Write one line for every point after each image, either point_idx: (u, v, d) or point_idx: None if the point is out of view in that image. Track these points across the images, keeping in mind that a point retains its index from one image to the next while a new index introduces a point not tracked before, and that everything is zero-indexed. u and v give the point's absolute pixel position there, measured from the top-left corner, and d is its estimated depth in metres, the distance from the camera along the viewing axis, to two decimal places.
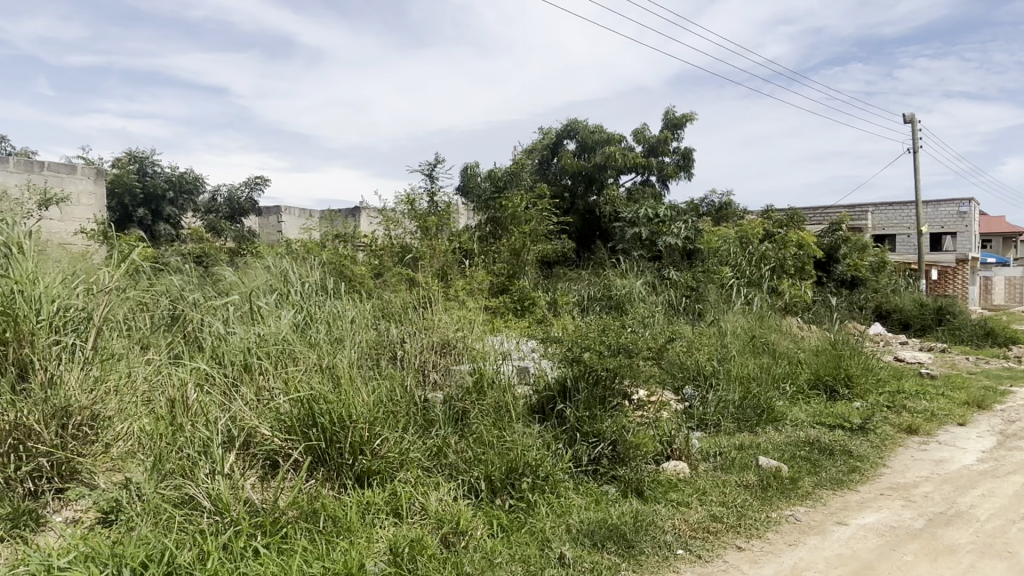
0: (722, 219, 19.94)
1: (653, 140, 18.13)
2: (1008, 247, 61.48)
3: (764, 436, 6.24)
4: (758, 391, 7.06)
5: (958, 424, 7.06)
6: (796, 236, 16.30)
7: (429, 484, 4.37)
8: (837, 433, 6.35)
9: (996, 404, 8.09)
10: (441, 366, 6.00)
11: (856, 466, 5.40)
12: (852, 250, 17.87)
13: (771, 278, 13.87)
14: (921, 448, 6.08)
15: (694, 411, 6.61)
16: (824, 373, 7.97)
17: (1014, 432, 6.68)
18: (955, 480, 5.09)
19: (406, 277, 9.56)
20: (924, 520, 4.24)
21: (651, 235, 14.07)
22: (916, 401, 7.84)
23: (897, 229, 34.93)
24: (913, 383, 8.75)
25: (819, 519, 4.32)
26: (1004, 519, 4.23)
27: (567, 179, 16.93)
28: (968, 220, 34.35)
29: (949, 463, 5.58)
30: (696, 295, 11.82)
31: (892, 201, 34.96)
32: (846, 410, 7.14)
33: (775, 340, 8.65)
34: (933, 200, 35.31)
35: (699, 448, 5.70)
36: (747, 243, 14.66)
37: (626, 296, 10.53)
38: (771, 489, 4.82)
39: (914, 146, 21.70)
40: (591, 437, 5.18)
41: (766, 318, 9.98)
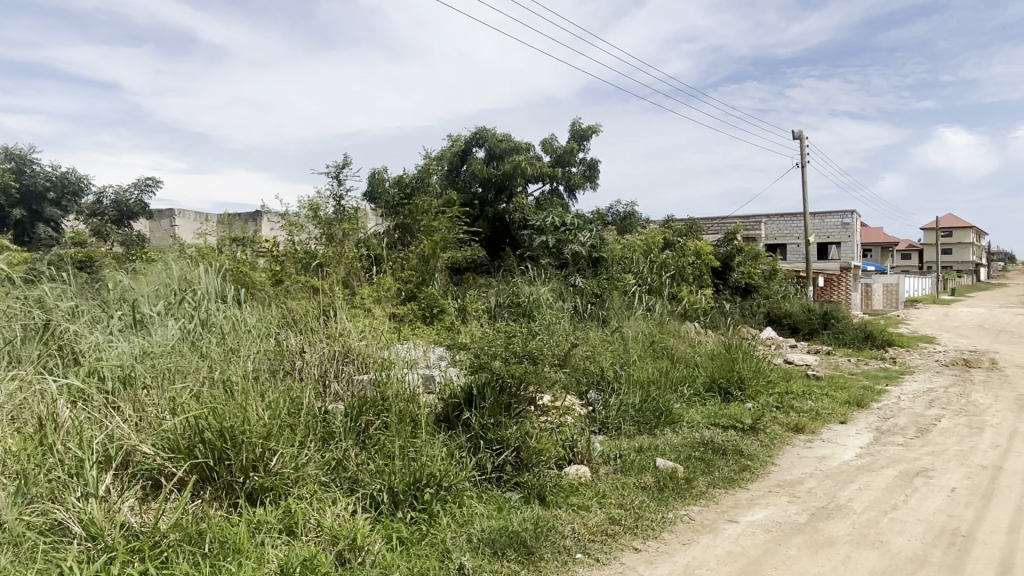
0: (626, 228, 20.55)
1: (561, 150, 18.47)
2: (886, 256, 66.62)
3: (663, 438, 6.42)
4: (657, 393, 7.27)
5: (839, 421, 7.52)
6: (695, 244, 17.00)
7: (327, 499, 4.21)
8: (730, 433, 6.63)
9: (872, 402, 8.69)
10: (344, 376, 5.83)
11: (746, 465, 5.63)
12: (746, 258, 18.82)
13: (671, 285, 14.40)
14: (806, 446, 6.43)
15: (597, 415, 6.74)
16: (719, 375, 8.30)
17: (888, 428, 7.18)
18: (835, 475, 5.40)
19: (309, 285, 9.27)
20: (807, 515, 4.47)
21: (558, 243, 14.24)
22: (802, 401, 8.31)
23: (787, 239, 37.12)
24: (801, 384, 9.28)
25: (711, 518, 4.47)
26: (878, 511, 4.52)
27: (476, 187, 16.97)
28: (850, 231, 36.94)
29: (831, 459, 5.93)
30: (601, 302, 12.10)
31: (783, 213, 37.16)
32: (739, 411, 7.47)
33: (674, 345, 8.96)
34: (820, 212, 37.77)
35: (600, 451, 5.81)
36: (650, 252, 15.16)
37: (533, 303, 10.65)
38: (667, 489, 4.96)
39: (802, 161, 23.12)
40: (495, 444, 5.17)
41: (666, 323, 10.34)
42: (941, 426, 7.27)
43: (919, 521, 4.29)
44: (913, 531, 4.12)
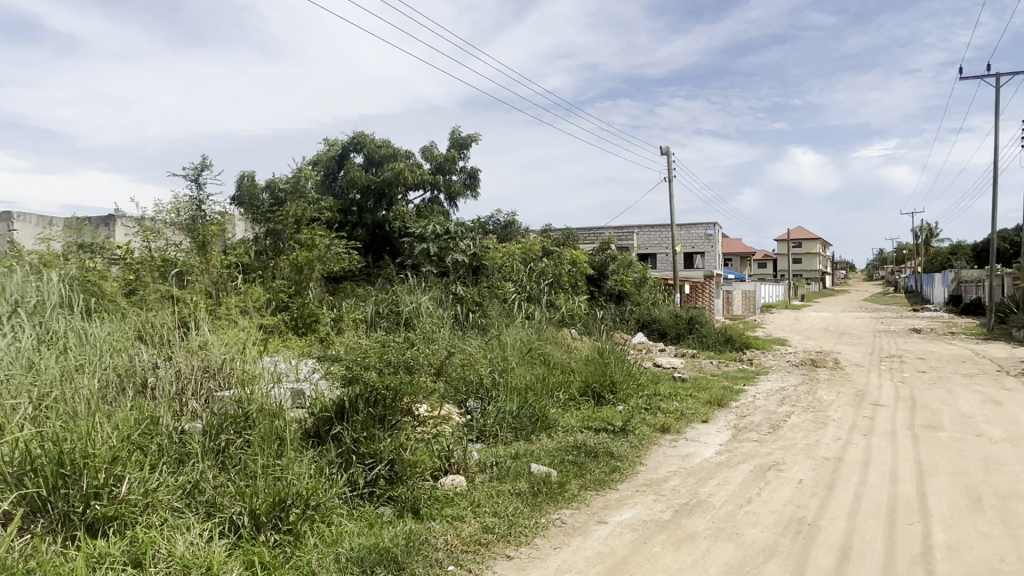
0: (506, 236, 20.83)
1: (441, 158, 18.42)
2: (745, 264, 71.90)
3: (538, 443, 6.52)
4: (534, 400, 7.37)
5: (701, 421, 7.96)
6: (571, 254, 17.45)
7: (180, 525, 3.90)
8: (602, 436, 6.83)
9: (732, 401, 9.28)
10: (203, 393, 5.45)
11: (616, 466, 5.82)
12: (619, 267, 19.60)
13: (548, 293, 14.74)
14: (671, 445, 6.75)
15: (474, 423, 6.72)
16: (593, 380, 8.56)
17: (744, 425, 7.67)
18: (697, 472, 5.70)
19: (168, 294, 8.63)
20: (671, 512, 4.67)
21: (440, 252, 14.05)
22: (668, 403, 8.72)
23: (657, 249, 39.08)
24: (668, 386, 9.76)
25: (583, 520, 4.57)
26: (734, 504, 4.80)
27: (355, 193, 16.55)
28: (714, 241, 39.47)
29: (693, 457, 6.24)
30: (480, 310, 12.14)
31: (653, 224, 39.09)
32: (611, 414, 7.73)
33: (551, 351, 9.12)
34: (687, 224, 40.10)
35: (476, 460, 5.79)
36: (529, 261, 15.51)
37: (412, 312, 10.50)
38: (541, 495, 5.02)
39: (670, 175, 24.45)
40: (367, 458, 5.02)
41: (544, 330, 10.53)
42: (790, 422, 7.88)
43: (770, 512, 4.60)
44: (765, 522, 4.41)
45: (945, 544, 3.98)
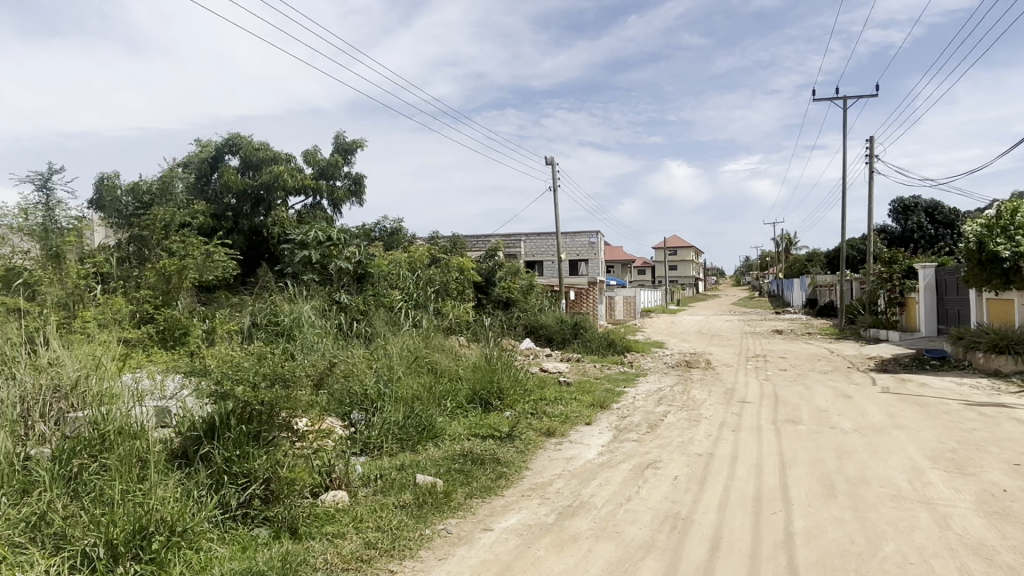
0: (393, 243, 20.56)
1: (324, 163, 17.92)
2: (626, 270, 74.92)
3: (424, 453, 6.43)
4: (420, 409, 7.24)
5: (585, 423, 8.17)
6: (458, 261, 17.44)
7: (23, 563, 3.51)
8: (489, 442, 6.84)
9: (613, 403, 9.59)
10: (53, 414, 4.94)
11: (502, 472, 5.84)
12: (506, 274, 19.79)
13: (435, 301, 14.67)
14: (556, 448, 6.87)
15: (358, 436, 6.52)
16: (480, 387, 8.57)
17: (625, 426, 7.95)
18: (580, 474, 5.83)
19: (13, 307, 7.80)
20: (554, 514, 4.74)
21: (322, 259, 13.55)
22: (553, 407, 8.89)
23: (544, 257, 39.94)
24: (553, 390, 9.94)
25: (468, 529, 4.54)
26: (614, 503, 4.94)
27: (230, 198, 15.72)
28: (597, 249, 40.84)
29: (576, 459, 6.38)
30: (365, 320, 11.87)
31: (540, 232, 39.91)
32: (498, 420, 7.76)
33: (438, 359, 9.04)
34: (571, 232, 41.23)
35: (359, 474, 5.63)
36: (415, 269, 15.35)
37: (292, 322, 10.09)
38: (426, 506, 4.94)
39: (554, 184, 25.05)
40: (240, 478, 4.74)
41: (431, 338, 10.43)
42: (666, 421, 8.24)
43: (648, 509, 4.77)
44: (643, 519, 4.56)
45: (804, 530, 4.28)
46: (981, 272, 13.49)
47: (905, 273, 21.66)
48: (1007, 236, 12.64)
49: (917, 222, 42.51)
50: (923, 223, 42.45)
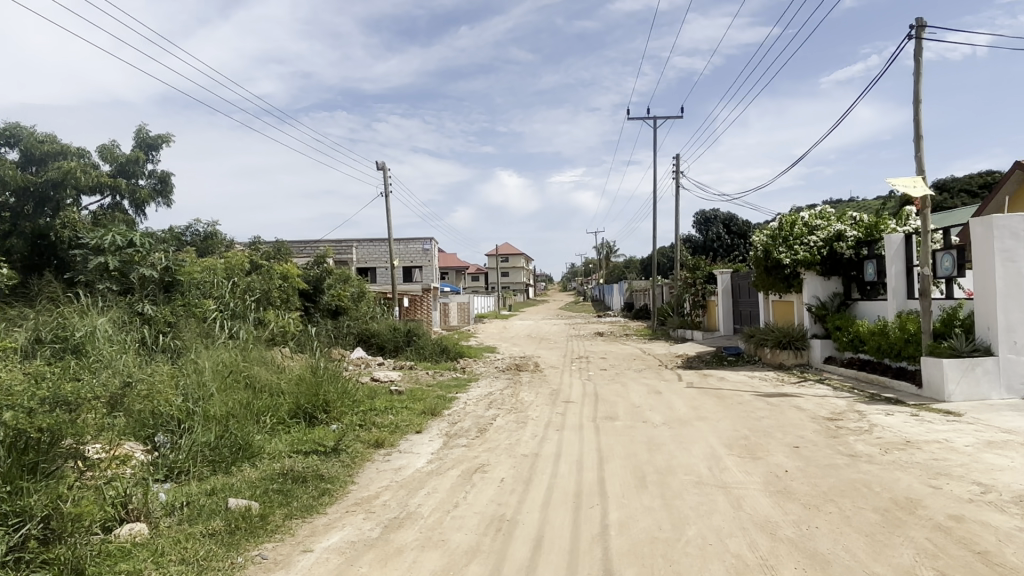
0: (208, 249, 19.20)
1: (124, 160, 16.35)
2: (460, 277, 76.00)
3: (239, 475, 5.99)
4: (236, 427, 6.74)
5: (415, 431, 8.08)
6: (281, 268, 16.50)
7: None
8: (311, 459, 6.52)
9: (445, 410, 9.60)
10: None
11: (326, 488, 5.59)
12: (336, 281, 18.97)
13: (256, 310, 13.93)
14: (384, 459, 6.71)
15: (162, 462, 5.91)
16: (305, 401, 8.14)
17: (454, 432, 7.97)
18: (408, 484, 5.74)
19: None
20: (379, 528, 4.61)
21: (121, 265, 11.93)
22: (383, 417, 8.69)
23: (376, 263, 39.28)
24: (383, 400, 9.71)
25: (286, 553, 4.28)
26: (442, 511, 4.92)
27: (7, 196, 13.76)
28: (431, 256, 41.00)
29: (405, 469, 6.28)
30: (174, 332, 10.90)
31: (371, 238, 39.40)
32: (323, 435, 7.44)
33: (257, 372, 8.48)
34: (404, 238, 41.07)
35: (162, 502, 5.09)
36: (232, 277, 14.36)
37: (84, 338, 8.94)
38: (239, 531, 4.59)
39: (385, 190, 24.76)
40: (12, 519, 3.98)
41: (250, 350, 9.81)
42: (496, 425, 8.39)
43: (474, 514, 4.80)
44: (469, 525, 4.58)
45: (619, 522, 4.52)
46: (767, 277, 15.18)
47: (707, 278, 23.95)
48: (788, 246, 14.32)
49: (716, 233, 47.27)
50: (722, 234, 47.29)
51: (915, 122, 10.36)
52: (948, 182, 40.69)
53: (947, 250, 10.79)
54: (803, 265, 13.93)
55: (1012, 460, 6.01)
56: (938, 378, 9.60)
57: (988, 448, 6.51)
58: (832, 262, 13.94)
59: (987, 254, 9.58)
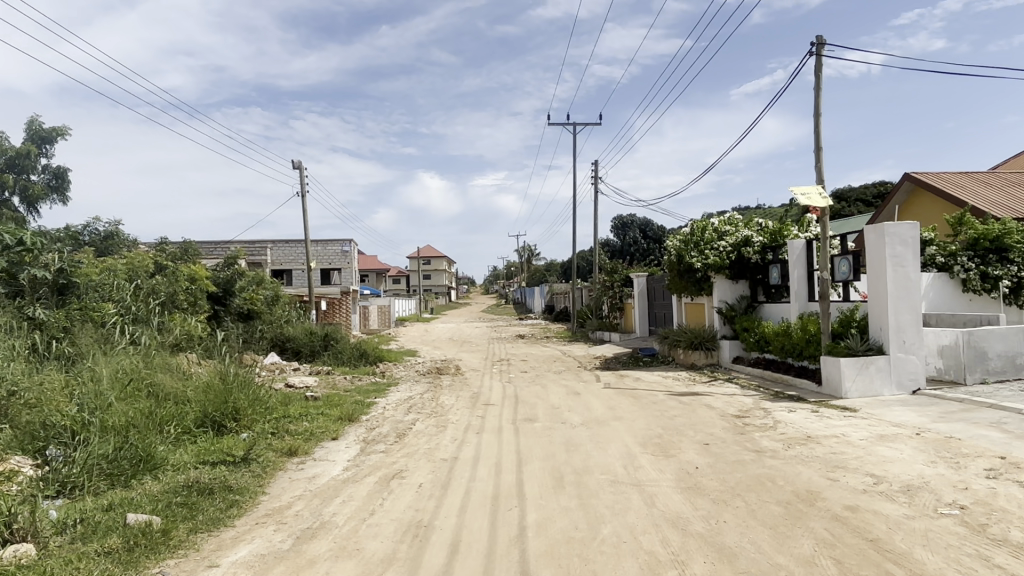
0: (108, 249, 18.14)
1: (13, 153, 15.25)
2: (380, 280, 74.97)
3: (139, 488, 5.66)
4: (137, 438, 6.38)
5: (330, 439, 7.87)
6: (188, 270, 15.72)
7: None
8: (219, 470, 6.24)
9: (362, 415, 9.41)
10: None
11: (234, 500, 5.37)
12: (248, 283, 18.28)
13: (160, 315, 13.24)
14: (297, 468, 6.51)
15: (53, 477, 5.52)
16: (213, 409, 7.76)
17: (372, 438, 7.83)
18: (322, 493, 5.58)
19: None
20: (291, 539, 4.47)
21: (9, 266, 11.09)
22: (297, 424, 8.43)
23: (291, 265, 38.23)
24: (298, 407, 9.42)
25: (190, 568, 4.08)
26: (357, 519, 4.81)
27: None
28: (350, 258, 40.24)
29: (320, 478, 6.11)
30: (69, 338, 10.21)
31: (287, 239, 38.31)
32: (232, 444, 7.14)
33: (161, 380, 8.07)
34: (321, 239, 40.15)
35: (52, 519, 4.74)
36: (134, 279, 13.61)
37: None
38: (139, 548, 4.34)
39: (301, 190, 24.10)
40: None
41: (153, 356, 9.30)
42: (414, 429, 8.29)
43: (391, 521, 4.73)
44: (385, 532, 4.50)
45: (536, 523, 4.55)
46: (680, 281, 15.65)
47: (624, 281, 24.57)
48: (699, 250, 14.82)
49: (633, 237, 48.65)
50: (638, 239, 48.66)
51: (815, 134, 10.96)
52: (845, 192, 43.31)
53: (843, 255, 11.46)
54: (713, 269, 14.49)
55: (901, 452, 6.44)
56: (836, 376, 10.18)
57: (880, 441, 6.95)
58: (739, 266, 14.56)
59: (880, 260, 10.23)
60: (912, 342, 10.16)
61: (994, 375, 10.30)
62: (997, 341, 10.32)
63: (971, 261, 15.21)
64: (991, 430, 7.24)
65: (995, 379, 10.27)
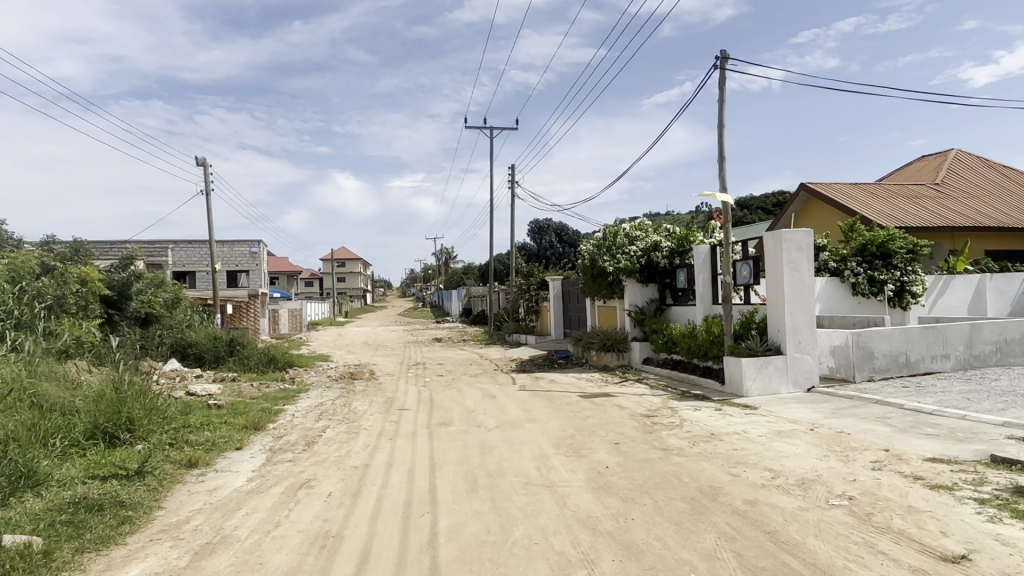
0: None
1: None
2: (291, 283, 72.78)
3: (18, 507, 5.23)
4: (16, 452, 5.90)
5: (234, 449, 7.54)
6: (79, 271, 14.72)
7: None
8: (110, 484, 5.85)
9: (269, 423, 9.08)
10: None
11: (126, 516, 5.05)
12: (146, 286, 17.30)
13: (46, 319, 12.32)
14: (198, 480, 6.20)
15: None
16: (103, 419, 7.26)
17: (279, 447, 7.56)
18: (224, 505, 5.33)
19: None
20: (189, 556, 4.24)
21: None
22: (198, 434, 8.03)
23: (195, 267, 36.57)
24: (199, 415, 8.96)
25: None
26: (261, 532, 4.62)
27: None
28: (259, 259, 38.88)
29: (221, 490, 5.84)
30: None
31: (190, 239, 36.62)
32: (125, 456, 6.72)
33: (45, 390, 7.50)
34: (228, 240, 38.61)
35: None
36: (16, 281, 12.61)
37: None
38: (14, 573, 3.99)
39: (205, 188, 23.08)
40: None
41: (36, 364, 8.63)
42: (324, 437, 8.07)
43: (297, 532, 4.57)
44: (290, 544, 4.35)
45: (448, 529, 4.52)
46: (593, 284, 15.99)
47: (539, 284, 24.88)
48: (611, 254, 15.19)
49: (549, 241, 49.41)
50: (554, 243, 49.45)
51: (719, 143, 11.46)
52: (747, 200, 45.55)
53: (745, 260, 12.03)
54: (624, 273, 14.91)
55: (795, 447, 6.81)
56: (738, 375, 10.67)
57: (777, 437, 7.32)
58: (649, 270, 15.03)
59: (777, 265, 10.80)
60: (806, 342, 10.77)
61: (880, 373, 11.06)
62: (883, 341, 11.08)
63: (860, 266, 16.34)
64: (876, 425, 7.77)
65: (880, 377, 11.02)
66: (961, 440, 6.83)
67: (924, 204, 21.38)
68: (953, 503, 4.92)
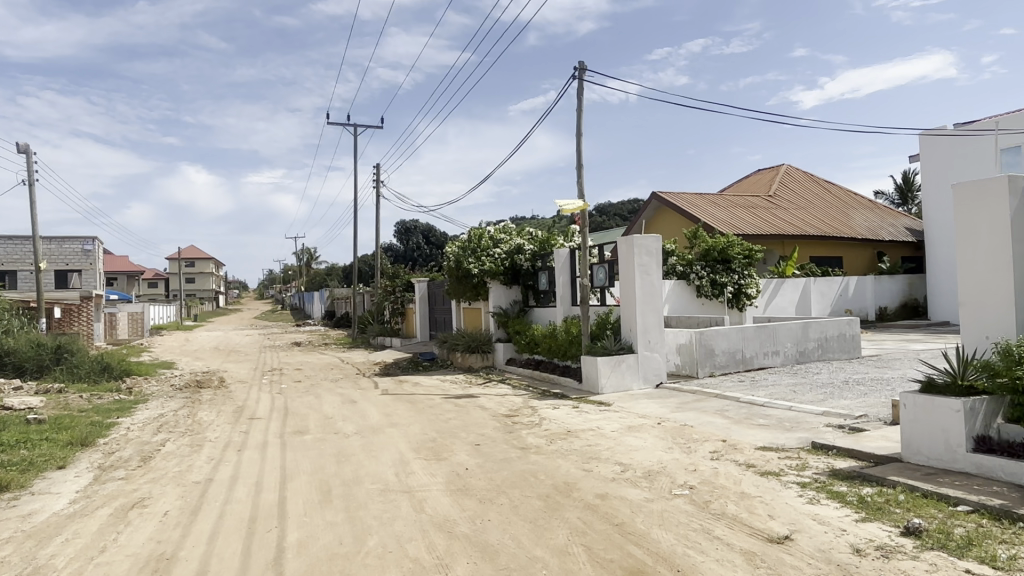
0: None
1: None
2: (132, 284, 67.03)
3: None
4: None
5: (56, 468, 6.79)
6: None
7: None
8: None
9: (99, 439, 8.26)
10: None
11: None
12: None
13: None
14: (9, 506, 5.52)
15: None
16: None
17: (110, 464, 6.91)
18: (38, 533, 4.77)
19: None
20: None
21: None
22: (11, 454, 7.15)
23: (16, 266, 32.80)
24: (13, 433, 7.98)
25: None
26: (82, 560, 4.19)
27: None
28: (94, 258, 35.52)
29: (37, 515, 5.23)
30: None
31: (9, 235, 32.81)
32: None
33: None
34: (57, 236, 34.95)
35: None
36: None
37: None
38: None
39: (29, 178, 20.71)
40: None
41: None
42: (164, 451, 7.47)
43: (125, 557, 4.19)
44: (118, 571, 3.98)
45: (296, 542, 4.33)
46: (458, 285, 16.03)
47: (405, 286, 24.63)
48: (475, 257, 15.30)
49: (416, 243, 49.05)
50: (421, 245, 49.16)
51: (577, 152, 11.89)
52: (607, 206, 47.70)
53: (601, 264, 12.57)
54: (488, 275, 15.08)
55: (644, 441, 7.19)
56: (593, 374, 11.12)
57: (628, 432, 7.70)
58: (512, 272, 15.30)
59: (629, 268, 11.36)
60: (655, 341, 11.42)
61: (720, 369, 11.95)
62: (722, 339, 11.99)
63: (704, 270, 17.54)
64: (715, 417, 8.38)
65: (720, 373, 11.91)
66: (787, 429, 7.53)
67: (760, 214, 23.39)
68: (779, 487, 5.41)
